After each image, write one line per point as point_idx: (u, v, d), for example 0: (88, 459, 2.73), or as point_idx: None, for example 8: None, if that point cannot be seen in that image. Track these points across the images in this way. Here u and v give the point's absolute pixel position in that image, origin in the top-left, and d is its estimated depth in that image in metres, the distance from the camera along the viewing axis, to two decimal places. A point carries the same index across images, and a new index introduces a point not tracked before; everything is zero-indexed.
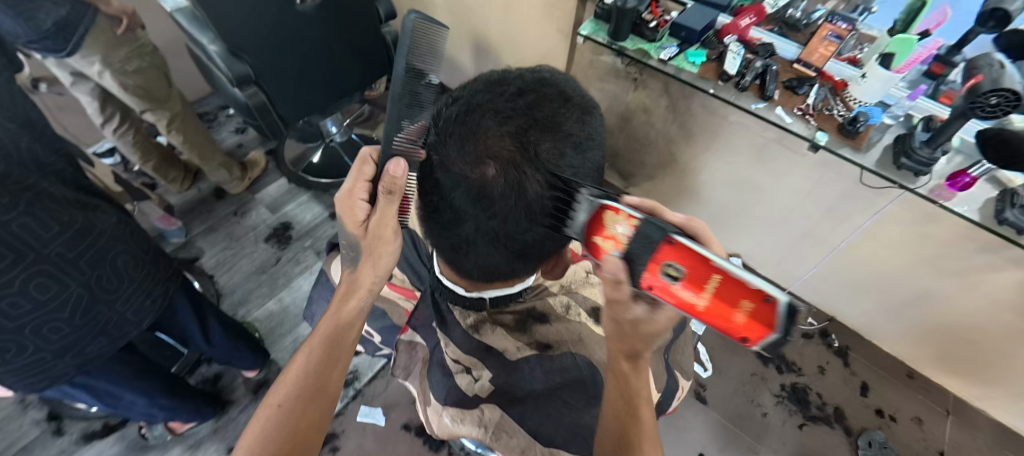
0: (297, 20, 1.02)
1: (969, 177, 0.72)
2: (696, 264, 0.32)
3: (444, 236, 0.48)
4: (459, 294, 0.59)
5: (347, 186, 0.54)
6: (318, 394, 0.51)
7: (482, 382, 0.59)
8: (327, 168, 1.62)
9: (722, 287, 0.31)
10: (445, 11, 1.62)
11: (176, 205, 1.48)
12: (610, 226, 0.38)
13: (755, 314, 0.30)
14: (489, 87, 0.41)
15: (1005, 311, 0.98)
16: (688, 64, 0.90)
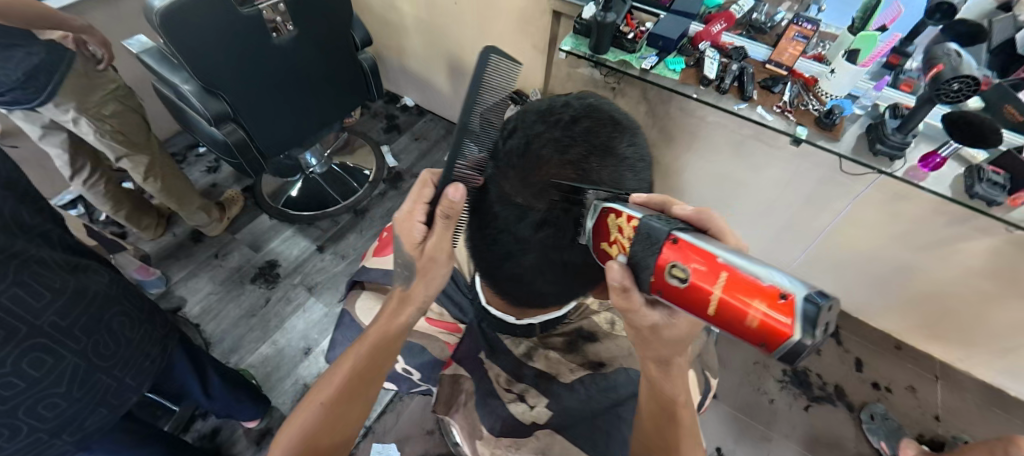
0: (273, 53, 0.99)
1: (940, 157, 0.77)
2: (700, 262, 0.27)
3: (495, 264, 0.47)
4: (507, 323, 0.58)
5: (405, 208, 0.48)
6: (355, 399, 0.55)
7: (539, 408, 0.56)
8: (310, 200, 1.58)
9: (733, 288, 0.25)
10: (416, 34, 1.62)
11: (151, 254, 1.40)
12: (612, 229, 0.33)
13: (774, 316, 0.24)
14: (541, 116, 0.41)
15: (979, 277, 1.05)
16: (669, 71, 0.94)
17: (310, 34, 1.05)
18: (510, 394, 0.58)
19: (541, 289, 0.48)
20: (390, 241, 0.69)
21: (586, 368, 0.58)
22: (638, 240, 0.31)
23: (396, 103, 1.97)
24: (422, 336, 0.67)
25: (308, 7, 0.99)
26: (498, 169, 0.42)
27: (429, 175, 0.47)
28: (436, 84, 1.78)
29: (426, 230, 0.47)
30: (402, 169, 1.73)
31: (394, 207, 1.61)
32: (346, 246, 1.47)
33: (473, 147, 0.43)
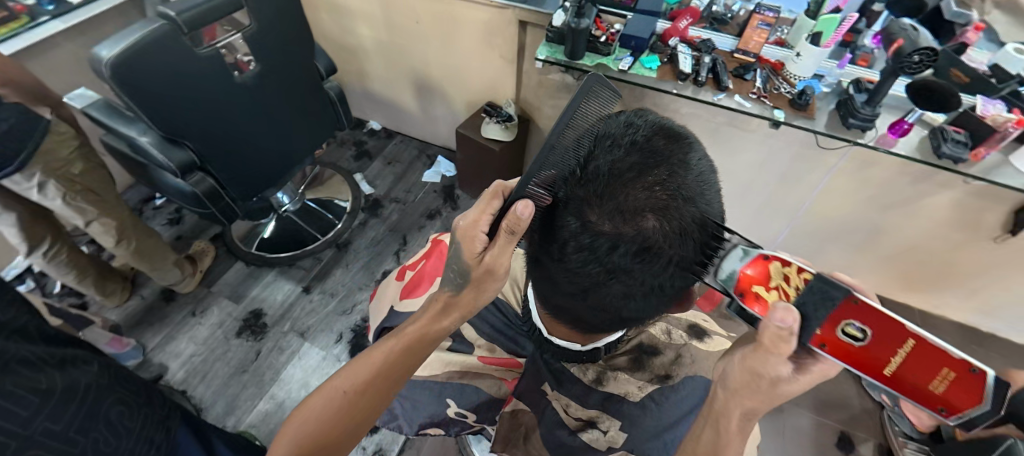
0: (237, 93, 0.93)
1: (908, 123, 0.80)
2: (894, 329, 0.31)
3: (559, 285, 0.46)
4: (572, 351, 0.56)
5: (470, 217, 0.49)
6: (378, 397, 0.50)
7: (612, 432, 0.54)
8: (286, 241, 1.50)
9: (931, 356, 0.30)
10: (378, 57, 1.59)
11: (119, 321, 1.28)
12: (775, 276, 0.35)
13: (960, 384, 0.30)
14: (621, 138, 0.40)
15: (947, 228, 1.13)
16: (646, 70, 0.96)
17: (275, 69, 0.99)
18: (577, 422, 0.56)
19: (622, 314, 0.46)
20: (428, 281, 0.65)
21: (652, 381, 0.56)
22: (809, 294, 0.32)
23: (362, 129, 1.91)
24: (476, 376, 0.62)
25: (268, 40, 0.93)
26: (574, 193, 0.40)
27: (499, 189, 0.48)
28: (403, 104, 1.74)
29: (488, 241, 0.48)
30: (379, 195, 1.67)
31: (377, 235, 1.55)
32: (333, 284, 1.41)
33: (546, 168, 0.41)
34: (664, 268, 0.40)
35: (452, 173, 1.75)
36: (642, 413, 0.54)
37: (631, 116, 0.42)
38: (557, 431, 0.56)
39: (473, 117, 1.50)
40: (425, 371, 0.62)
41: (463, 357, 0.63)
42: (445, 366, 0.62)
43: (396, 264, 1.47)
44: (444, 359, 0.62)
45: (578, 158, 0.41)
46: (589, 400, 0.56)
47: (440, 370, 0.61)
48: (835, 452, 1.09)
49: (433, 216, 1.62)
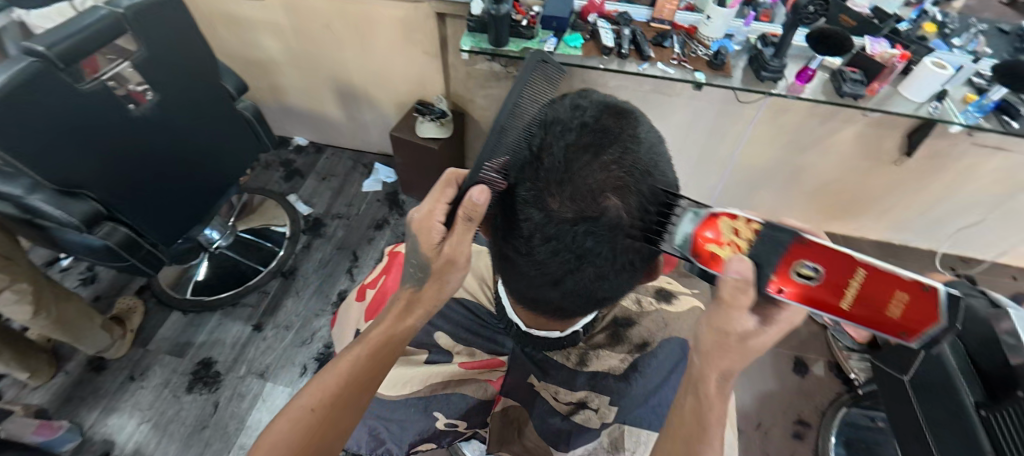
0: (138, 128, 0.81)
1: (812, 69, 0.89)
2: (841, 261, 0.35)
3: (525, 275, 0.45)
4: (552, 339, 0.56)
5: (424, 209, 0.48)
6: (351, 409, 0.48)
7: (602, 410, 0.55)
8: (224, 280, 1.37)
9: (884, 281, 0.35)
10: (290, 67, 1.47)
11: (46, 405, 1.11)
12: (725, 230, 0.37)
13: (916, 301, 0.34)
14: (569, 121, 0.39)
15: (850, 158, 1.27)
16: (571, 49, 0.97)
17: (179, 98, 0.88)
18: (568, 406, 0.56)
19: (598, 294, 0.47)
20: (386, 293, 0.63)
21: (631, 352, 0.58)
22: (762, 241, 0.37)
23: (287, 147, 1.78)
24: (460, 383, 0.61)
25: (164, 66, 0.83)
26: (528, 180, 0.40)
27: (453, 176, 0.47)
28: (328, 114, 1.63)
29: (445, 230, 0.47)
30: (319, 214, 1.57)
31: (324, 256, 1.46)
32: (285, 316, 1.31)
33: (497, 153, 0.41)
34: (629, 245, 0.41)
35: (393, 178, 1.69)
36: (626, 385, 0.56)
37: (578, 98, 0.42)
38: (549, 419, 0.56)
39: (406, 117, 1.45)
40: (407, 388, 0.59)
41: (444, 367, 0.61)
42: (426, 378, 0.60)
43: (351, 282, 1.40)
44: (424, 372, 0.60)
45: (530, 143, 0.40)
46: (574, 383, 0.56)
47: (422, 385, 0.59)
48: (793, 376, 1.20)
49: (381, 225, 1.55)
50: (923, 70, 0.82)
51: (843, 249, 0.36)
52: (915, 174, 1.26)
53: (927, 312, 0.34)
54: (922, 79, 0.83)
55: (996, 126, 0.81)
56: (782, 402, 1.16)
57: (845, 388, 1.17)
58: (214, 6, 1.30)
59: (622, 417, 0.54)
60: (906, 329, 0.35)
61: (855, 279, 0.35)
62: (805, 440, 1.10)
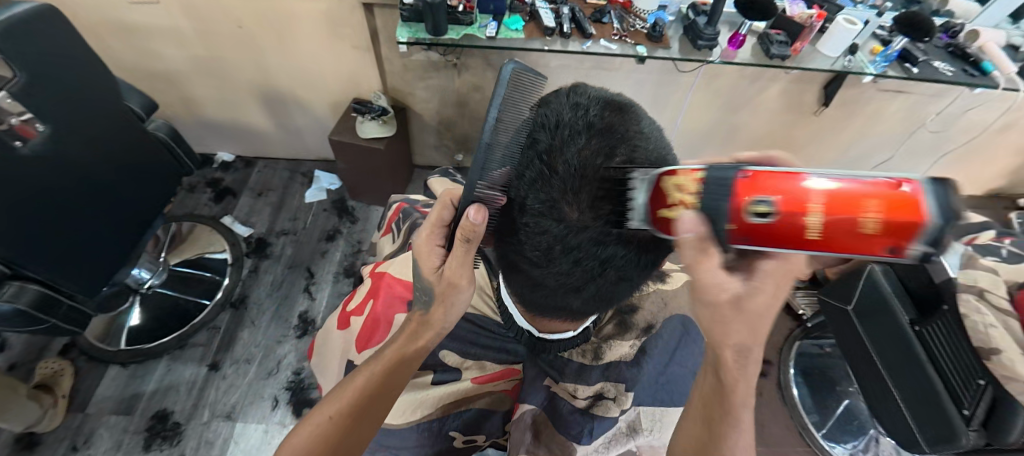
0: (35, 168, 0.68)
1: (742, 35, 0.93)
2: (793, 188, 0.28)
3: (545, 287, 0.43)
4: (567, 340, 0.54)
5: (421, 232, 0.47)
6: (369, 423, 0.45)
7: (620, 398, 0.56)
8: (164, 322, 1.23)
9: (848, 189, 0.26)
10: (201, 76, 1.31)
11: None
12: (671, 190, 0.32)
13: (898, 202, 0.25)
14: (573, 123, 0.35)
15: (777, 113, 1.38)
16: (512, 32, 0.95)
17: (78, 124, 0.75)
18: (586, 401, 0.56)
19: (615, 295, 0.45)
20: (381, 318, 0.60)
21: (638, 337, 0.59)
22: (710, 187, 0.30)
23: (211, 165, 1.60)
24: (473, 398, 0.59)
25: (53, 88, 0.69)
26: (535, 192, 0.37)
27: (448, 197, 0.45)
28: (254, 124, 1.49)
29: (445, 253, 0.46)
30: (262, 233, 1.45)
31: (275, 278, 1.35)
32: (243, 349, 1.20)
33: (492, 170, 0.37)
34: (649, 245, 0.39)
35: (337, 185, 1.58)
36: (637, 369, 0.57)
37: (575, 94, 0.37)
38: (565, 416, 0.56)
39: (344, 118, 1.35)
40: (418, 413, 0.56)
41: (455, 386, 0.58)
42: (438, 399, 0.57)
43: (311, 301, 1.31)
44: (436, 394, 0.57)
45: (534, 152, 0.36)
46: (589, 378, 0.56)
47: (434, 407, 0.56)
48: None
49: (333, 236, 1.46)
50: (837, 27, 0.90)
51: (795, 172, 0.28)
52: (832, 122, 1.38)
53: (903, 213, 0.25)
54: (837, 36, 0.91)
55: (899, 72, 0.92)
56: None
57: (795, 323, 1.30)
58: (98, 12, 1.11)
59: (636, 400, 0.57)
60: (896, 243, 0.25)
61: (809, 203, 0.27)
62: (769, 377, 1.20)
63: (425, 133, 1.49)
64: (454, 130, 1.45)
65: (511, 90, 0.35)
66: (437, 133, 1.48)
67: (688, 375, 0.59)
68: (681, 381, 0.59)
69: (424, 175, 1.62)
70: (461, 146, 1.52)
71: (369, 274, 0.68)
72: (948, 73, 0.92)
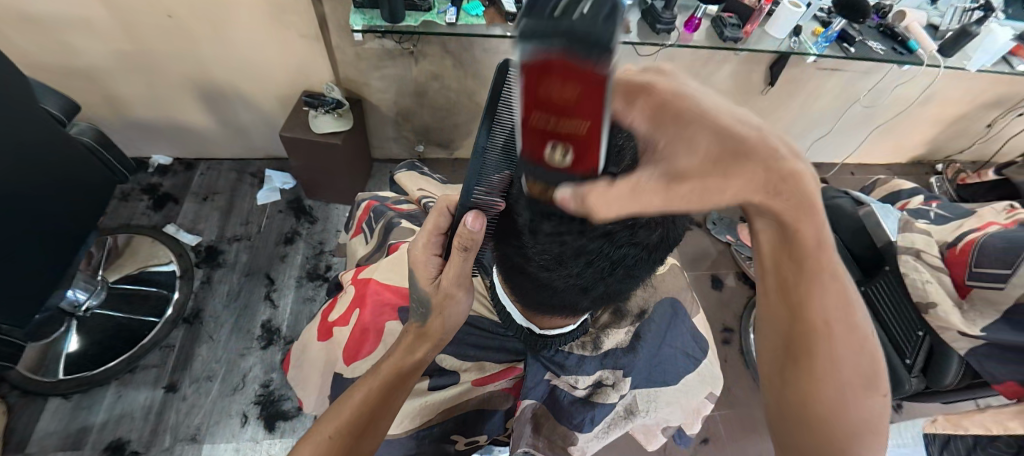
0: None
1: (697, 18, 0.95)
2: (536, 133, 0.24)
3: (552, 288, 0.41)
4: (567, 333, 0.53)
5: (417, 239, 0.46)
6: (369, 437, 0.43)
7: (620, 385, 0.57)
8: (107, 346, 1.11)
9: (530, 93, 0.22)
10: (125, 72, 1.17)
11: None
12: (545, 196, 0.29)
13: (557, 62, 0.20)
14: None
15: (728, 94, 1.43)
16: (473, 18, 0.92)
17: None
18: (585, 390, 0.57)
19: (619, 294, 0.45)
20: (368, 329, 0.57)
21: (632, 323, 0.59)
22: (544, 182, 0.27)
23: (146, 169, 1.45)
24: (473, 400, 0.58)
25: None
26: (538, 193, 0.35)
27: (444, 203, 0.44)
28: (193, 123, 1.36)
29: (442, 262, 0.46)
30: (211, 241, 1.34)
31: (232, 287, 1.26)
32: (203, 366, 1.12)
33: (491, 174, 0.36)
34: (657, 244, 0.38)
35: (291, 184, 1.48)
36: (633, 355, 0.57)
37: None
38: (565, 406, 0.56)
39: (294, 113, 1.26)
40: (417, 420, 0.55)
41: (455, 390, 0.57)
42: (437, 405, 0.56)
43: (274, 309, 1.23)
44: (435, 401, 0.56)
45: None
46: (587, 368, 0.56)
47: (434, 413, 0.56)
48: (712, 290, 1.39)
49: (292, 239, 1.37)
50: (784, 10, 0.94)
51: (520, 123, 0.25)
52: (778, 101, 1.46)
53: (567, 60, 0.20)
54: (783, 19, 0.96)
55: (838, 52, 0.99)
56: (710, 314, 1.33)
57: (752, 292, 1.39)
58: None
59: (633, 386, 0.58)
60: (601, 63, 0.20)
61: (553, 128, 0.23)
62: (732, 343, 1.28)
63: (384, 125, 1.43)
64: (414, 121, 1.40)
65: None
66: (396, 125, 1.42)
67: (678, 355, 0.61)
68: (671, 361, 0.60)
69: (385, 169, 1.56)
70: (422, 136, 1.47)
71: (351, 281, 0.65)
72: (881, 52, 1.00)
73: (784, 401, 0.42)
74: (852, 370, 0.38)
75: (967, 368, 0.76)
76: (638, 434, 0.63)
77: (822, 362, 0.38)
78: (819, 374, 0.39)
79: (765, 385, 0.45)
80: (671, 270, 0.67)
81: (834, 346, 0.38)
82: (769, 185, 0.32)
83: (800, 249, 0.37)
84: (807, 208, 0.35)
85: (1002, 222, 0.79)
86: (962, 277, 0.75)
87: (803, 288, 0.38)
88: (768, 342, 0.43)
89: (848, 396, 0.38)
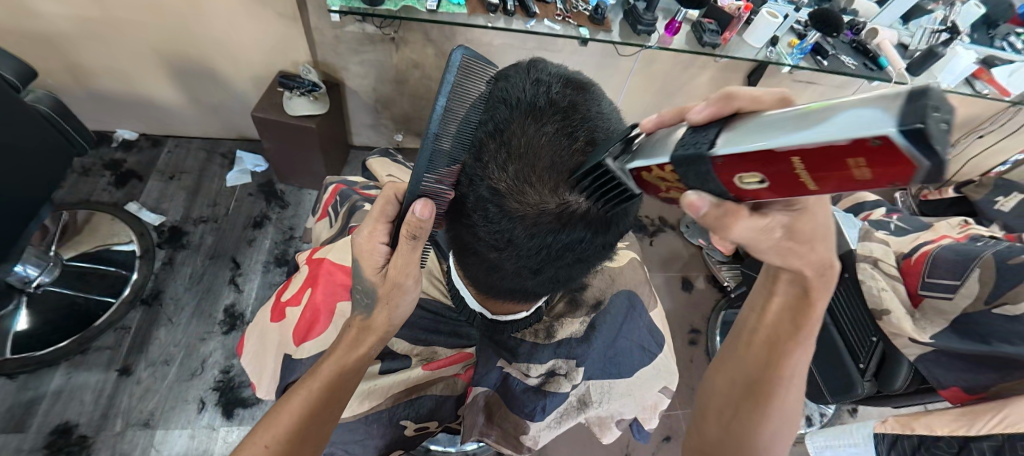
0: None
1: (677, 22, 0.97)
2: (773, 160, 0.22)
3: (503, 270, 0.41)
4: (521, 320, 0.55)
5: (362, 229, 0.44)
6: (312, 442, 0.41)
7: (573, 376, 0.58)
8: (59, 326, 1.06)
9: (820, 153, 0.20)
10: (90, 39, 1.11)
11: None
12: (655, 184, 0.30)
13: (886, 160, 0.18)
14: (532, 101, 0.33)
15: None
16: (455, 6, 0.90)
17: None
18: (539, 379, 0.57)
19: (568, 278, 0.45)
20: (319, 312, 0.56)
21: (587, 313, 0.59)
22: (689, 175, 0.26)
23: (109, 144, 1.39)
24: (427, 385, 0.57)
25: None
26: (489, 173, 0.35)
27: (392, 191, 0.45)
28: (162, 99, 1.31)
29: (390, 251, 0.45)
30: (176, 221, 1.29)
31: (195, 270, 1.21)
32: (160, 350, 1.08)
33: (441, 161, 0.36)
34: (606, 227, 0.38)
35: (262, 167, 1.44)
36: (587, 345, 0.58)
37: (533, 71, 0.35)
38: (519, 394, 0.57)
39: (267, 93, 1.22)
40: (365, 404, 0.53)
41: (406, 374, 0.56)
42: (384, 392, 0.54)
43: (238, 294, 1.19)
44: (385, 385, 0.55)
45: (489, 132, 0.35)
46: (540, 357, 0.56)
47: (384, 397, 0.54)
48: (682, 291, 1.41)
49: (260, 223, 1.33)
50: (761, 20, 0.96)
51: (762, 145, 0.22)
52: None
53: (894, 162, 0.18)
54: (760, 28, 0.98)
55: (812, 65, 1.02)
56: (678, 316, 1.36)
57: (720, 295, 1.42)
58: None
59: (589, 376, 0.59)
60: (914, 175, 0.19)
61: (796, 170, 0.22)
62: (698, 344, 1.31)
63: (362, 112, 1.40)
64: (394, 110, 1.38)
65: (462, 73, 0.32)
66: (375, 112, 1.39)
67: (634, 348, 0.61)
68: (626, 354, 0.61)
69: (361, 156, 1.53)
70: (402, 125, 1.45)
71: (306, 261, 0.64)
72: (852, 66, 1.03)
73: (724, 433, 0.45)
74: (786, 417, 0.43)
75: (914, 372, 0.80)
76: (588, 426, 0.63)
77: (774, 412, 0.42)
78: (767, 417, 0.42)
79: (710, 411, 0.48)
80: (631, 263, 0.68)
81: (786, 399, 0.43)
82: (818, 271, 0.39)
83: (800, 316, 0.42)
84: (824, 291, 0.41)
85: (955, 236, 0.85)
86: (915, 287, 0.79)
87: (787, 349, 0.42)
88: (731, 378, 0.46)
89: (776, 440, 0.44)
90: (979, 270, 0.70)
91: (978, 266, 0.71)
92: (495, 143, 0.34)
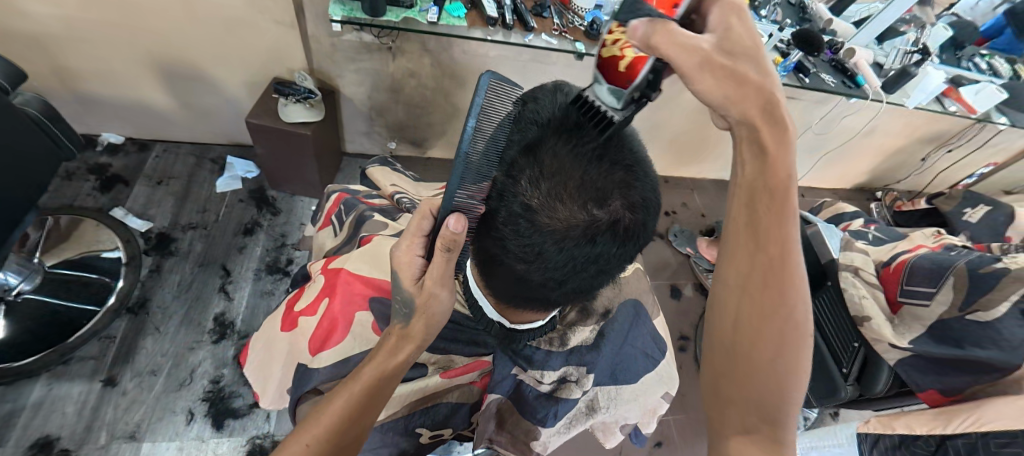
0: None
1: None
2: None
3: (529, 282, 0.43)
4: (537, 329, 0.55)
5: (400, 240, 0.45)
6: (350, 447, 0.41)
7: (584, 382, 0.59)
8: (40, 335, 1.02)
9: None
10: (80, 41, 1.09)
11: None
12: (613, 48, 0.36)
13: None
14: (561, 122, 0.36)
15: (695, 113, 1.46)
16: (455, 19, 0.92)
17: None
18: (551, 385, 0.58)
19: (588, 290, 0.47)
20: (338, 320, 0.56)
21: (597, 321, 0.61)
22: (628, 19, 0.34)
23: (94, 148, 1.35)
24: (443, 392, 0.58)
25: None
26: (522, 190, 0.37)
27: (428, 206, 0.45)
28: (153, 103, 1.29)
29: (425, 262, 0.46)
30: (164, 228, 1.26)
31: (184, 277, 1.19)
32: (147, 359, 1.05)
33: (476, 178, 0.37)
34: (630, 241, 0.40)
35: (254, 173, 1.42)
36: (597, 352, 0.60)
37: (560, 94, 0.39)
38: (531, 399, 0.58)
39: (262, 99, 1.21)
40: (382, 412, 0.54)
41: (423, 382, 0.56)
42: (399, 400, 0.54)
43: (228, 302, 1.17)
44: (402, 392, 0.55)
45: (519, 150, 0.37)
46: (553, 364, 0.57)
47: (400, 406, 0.54)
48: (671, 298, 1.45)
49: (252, 229, 1.31)
50: None
51: None
52: None
53: None
54: None
55: (794, 81, 1.06)
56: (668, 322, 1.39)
57: None
58: None
59: (597, 382, 0.61)
60: None
61: None
62: (687, 351, 1.34)
63: (356, 120, 1.40)
64: (388, 117, 1.39)
65: (493, 96, 0.34)
66: (369, 120, 1.40)
67: (638, 355, 0.63)
68: (632, 360, 0.63)
69: (355, 163, 1.53)
70: (396, 133, 1.46)
71: (321, 271, 0.64)
72: (832, 84, 1.09)
73: (729, 344, 0.38)
74: (796, 309, 0.36)
75: (892, 376, 0.83)
76: (593, 431, 0.65)
77: (779, 306, 0.35)
78: (772, 311, 0.35)
79: (713, 331, 0.40)
80: (636, 272, 0.69)
81: (786, 284, 0.35)
82: (766, 109, 0.33)
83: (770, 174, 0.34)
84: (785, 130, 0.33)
85: (930, 245, 0.91)
86: (894, 294, 0.85)
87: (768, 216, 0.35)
88: (728, 276, 0.38)
89: (794, 336, 0.36)
90: (953, 277, 0.76)
91: (952, 275, 0.76)
92: (526, 160, 0.36)
